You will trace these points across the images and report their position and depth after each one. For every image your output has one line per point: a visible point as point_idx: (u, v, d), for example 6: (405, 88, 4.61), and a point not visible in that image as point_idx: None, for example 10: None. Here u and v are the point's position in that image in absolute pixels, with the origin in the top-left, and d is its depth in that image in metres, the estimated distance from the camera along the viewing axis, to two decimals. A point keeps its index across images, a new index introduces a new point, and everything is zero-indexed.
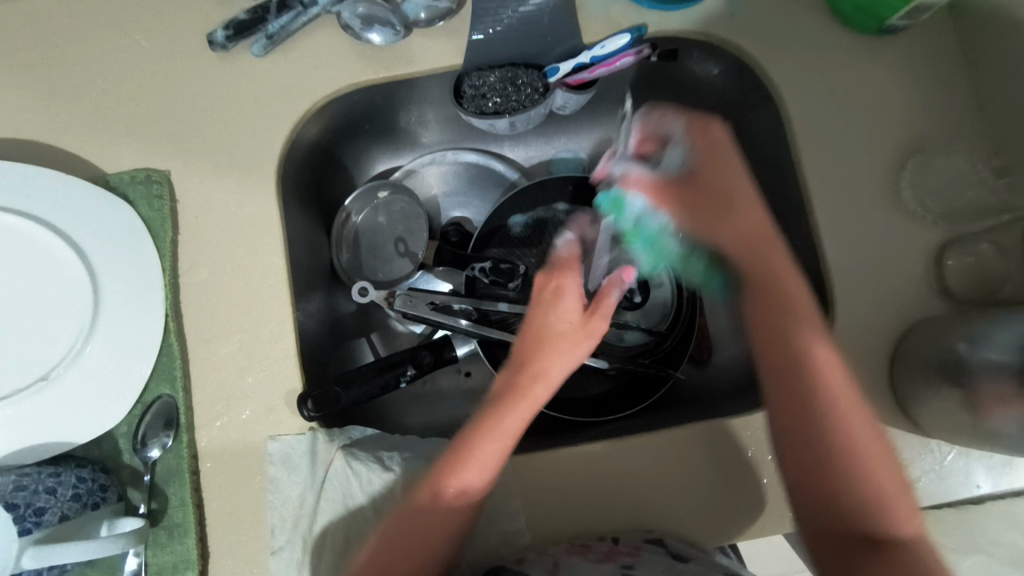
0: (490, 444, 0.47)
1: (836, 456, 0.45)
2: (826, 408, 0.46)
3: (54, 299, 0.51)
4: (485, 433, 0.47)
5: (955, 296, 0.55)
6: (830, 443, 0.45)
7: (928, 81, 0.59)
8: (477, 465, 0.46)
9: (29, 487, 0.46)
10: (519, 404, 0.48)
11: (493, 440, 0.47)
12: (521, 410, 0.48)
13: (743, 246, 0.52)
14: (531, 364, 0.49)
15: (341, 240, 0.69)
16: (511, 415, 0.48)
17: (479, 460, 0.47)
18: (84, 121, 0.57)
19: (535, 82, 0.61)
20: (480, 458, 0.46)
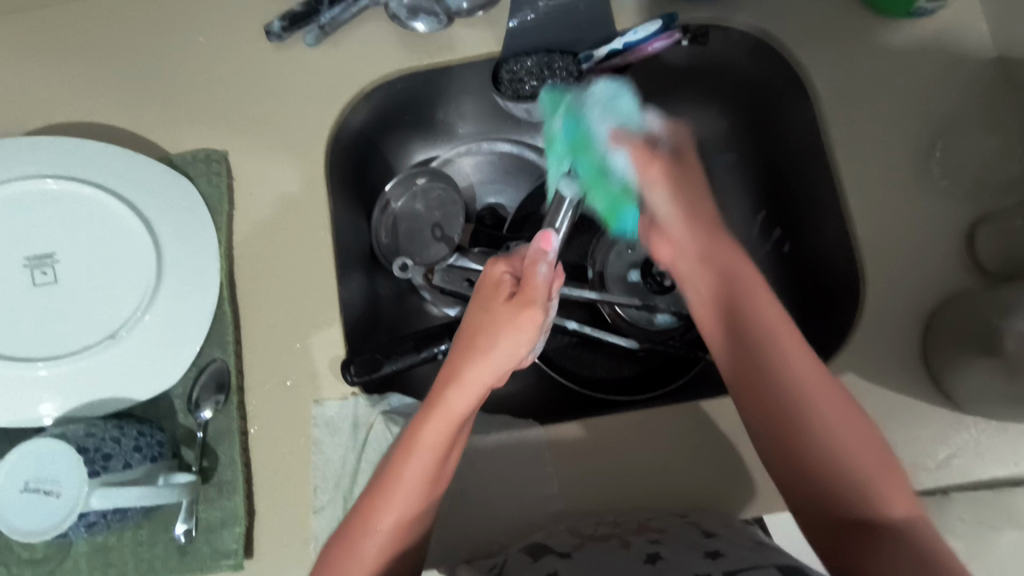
0: (422, 454, 0.46)
1: (806, 426, 0.44)
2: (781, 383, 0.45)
3: (121, 265, 0.55)
4: (418, 442, 0.46)
5: (988, 271, 0.55)
6: (800, 410, 0.45)
7: (957, 63, 0.60)
8: (405, 486, 0.46)
9: (97, 435, 0.49)
10: (447, 414, 0.46)
11: (426, 449, 0.46)
12: (450, 420, 0.46)
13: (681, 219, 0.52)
14: (458, 370, 0.46)
15: (380, 224, 0.72)
16: (444, 422, 0.46)
17: (416, 464, 0.46)
18: (151, 106, 0.62)
19: (570, 66, 0.64)
20: (407, 482, 0.46)
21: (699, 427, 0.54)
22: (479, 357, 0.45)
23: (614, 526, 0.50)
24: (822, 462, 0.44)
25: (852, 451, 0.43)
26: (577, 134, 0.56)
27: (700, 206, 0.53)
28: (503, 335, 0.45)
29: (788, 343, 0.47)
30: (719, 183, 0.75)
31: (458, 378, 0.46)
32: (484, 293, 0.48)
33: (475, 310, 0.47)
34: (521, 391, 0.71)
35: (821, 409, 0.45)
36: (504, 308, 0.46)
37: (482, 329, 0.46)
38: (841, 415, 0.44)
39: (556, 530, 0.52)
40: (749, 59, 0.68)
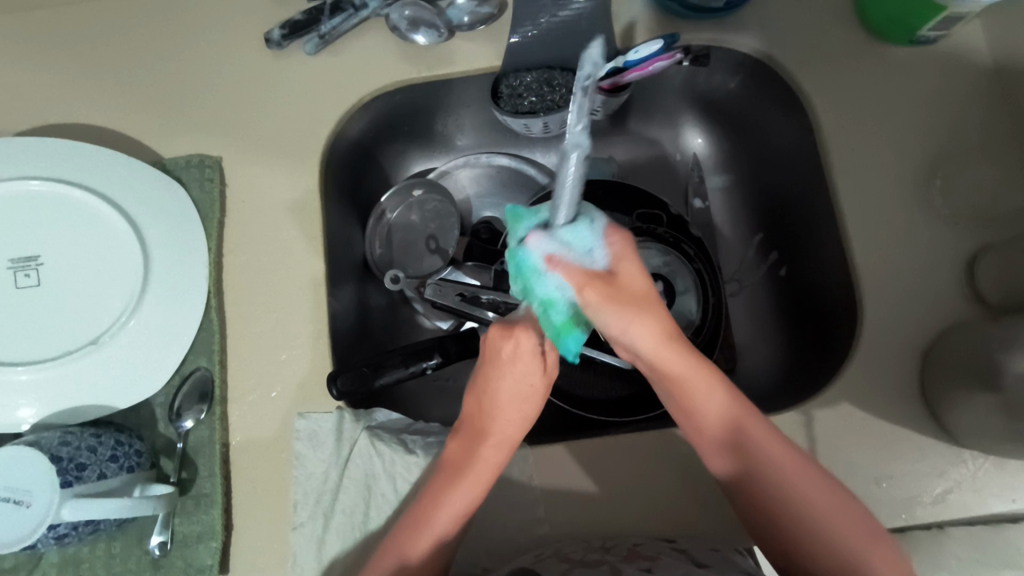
0: (446, 510, 0.48)
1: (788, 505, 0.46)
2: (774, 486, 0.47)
3: (107, 271, 0.54)
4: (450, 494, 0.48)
5: (988, 303, 0.54)
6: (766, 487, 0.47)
7: (961, 93, 0.60)
8: (443, 513, 0.48)
9: (72, 443, 0.48)
10: (474, 452, 0.49)
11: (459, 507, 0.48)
12: (485, 469, 0.48)
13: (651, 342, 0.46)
14: (484, 416, 0.49)
15: (375, 234, 0.71)
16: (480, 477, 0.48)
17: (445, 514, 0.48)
18: (147, 110, 0.62)
19: (570, 84, 0.65)
20: (445, 505, 0.48)
21: (690, 454, 0.53)
22: (499, 401, 0.48)
23: (604, 552, 0.49)
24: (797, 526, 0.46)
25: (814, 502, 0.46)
26: (522, 271, 0.44)
27: (653, 330, 0.44)
28: (517, 386, 0.48)
29: (758, 440, 0.47)
30: (716, 208, 0.76)
31: (485, 420, 0.49)
32: (488, 356, 0.49)
33: (488, 364, 0.49)
34: None
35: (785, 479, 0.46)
36: (518, 364, 0.48)
37: (488, 396, 0.49)
38: (805, 483, 0.46)
39: (542, 555, 0.50)
40: (749, 81, 0.67)
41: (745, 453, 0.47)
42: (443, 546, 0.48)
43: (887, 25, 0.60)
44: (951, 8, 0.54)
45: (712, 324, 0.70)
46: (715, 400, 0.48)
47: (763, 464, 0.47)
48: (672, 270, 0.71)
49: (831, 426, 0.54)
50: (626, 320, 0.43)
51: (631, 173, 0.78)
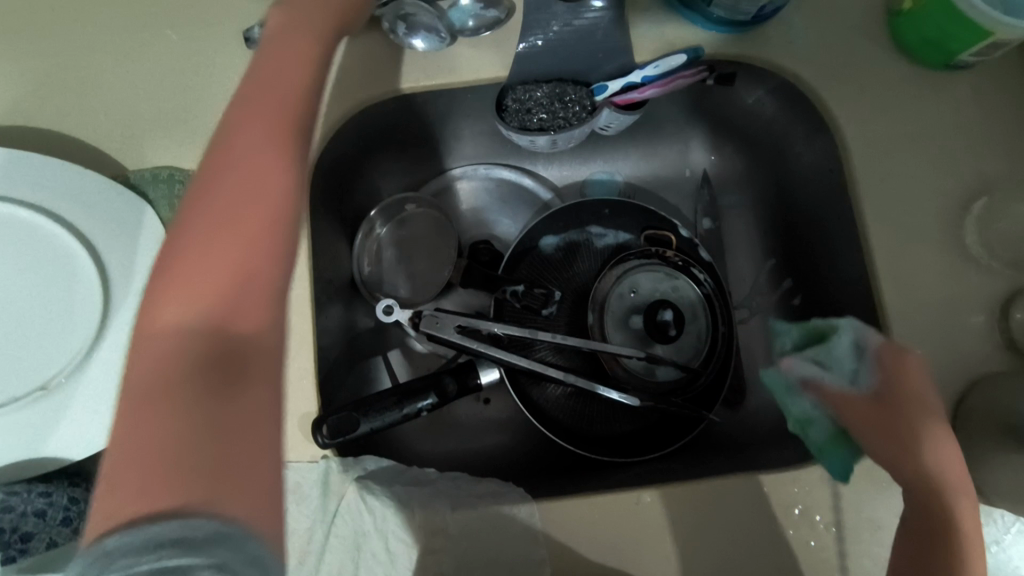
0: (188, 257, 0.34)
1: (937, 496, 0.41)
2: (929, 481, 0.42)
3: (62, 304, 0.48)
4: (175, 292, 0.34)
5: (1022, 351, 0.51)
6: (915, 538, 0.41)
7: (996, 123, 0.56)
8: (183, 284, 0.34)
9: (17, 507, 0.44)
10: (204, 192, 0.36)
11: (155, 347, 0.32)
12: (207, 220, 0.35)
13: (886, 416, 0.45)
14: (201, 190, 0.36)
15: (364, 251, 0.66)
16: (196, 301, 0.33)
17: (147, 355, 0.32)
18: (109, 114, 0.55)
19: (582, 100, 0.60)
20: (185, 280, 0.34)
21: (709, 509, 0.49)
22: (221, 162, 0.37)
23: None
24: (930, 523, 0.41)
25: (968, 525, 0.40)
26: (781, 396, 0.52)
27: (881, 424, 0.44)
28: (246, 133, 0.38)
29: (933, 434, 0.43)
30: (727, 229, 0.73)
31: (201, 202, 0.36)
32: (217, 140, 0.39)
33: (251, 97, 0.40)
34: (512, 441, 0.65)
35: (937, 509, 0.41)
36: (250, 123, 0.38)
37: (249, 130, 0.38)
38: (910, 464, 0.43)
39: None
40: (770, 100, 0.63)
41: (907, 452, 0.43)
42: (171, 353, 0.32)
43: (924, 47, 0.56)
44: (998, 35, 0.49)
45: (721, 354, 0.65)
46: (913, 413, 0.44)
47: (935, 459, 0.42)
48: (681, 295, 0.68)
49: (858, 481, 0.50)
50: (891, 445, 0.44)
51: (639, 189, 0.74)
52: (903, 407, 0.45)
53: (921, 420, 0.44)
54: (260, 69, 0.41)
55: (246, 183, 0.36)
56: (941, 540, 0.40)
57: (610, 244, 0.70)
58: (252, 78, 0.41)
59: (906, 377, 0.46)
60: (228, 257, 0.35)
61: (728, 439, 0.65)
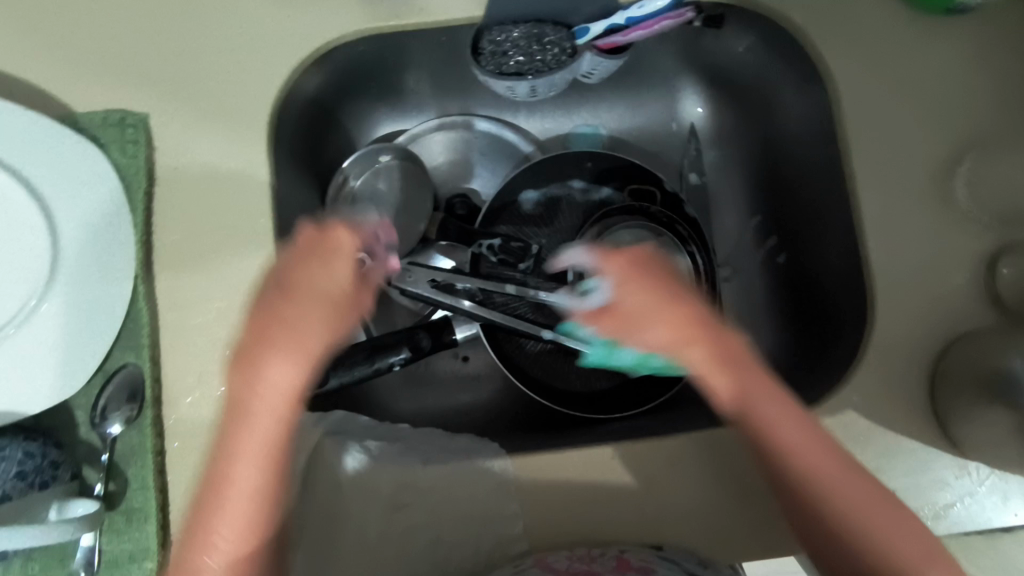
0: (262, 418, 0.41)
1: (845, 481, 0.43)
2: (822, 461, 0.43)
3: (10, 253, 0.46)
4: (250, 414, 0.41)
5: (1007, 307, 0.50)
6: (807, 474, 0.43)
7: (992, 72, 0.54)
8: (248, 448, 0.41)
9: None
10: (255, 382, 0.41)
11: (242, 479, 0.41)
12: (255, 432, 0.41)
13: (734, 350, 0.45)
14: (255, 358, 0.41)
15: (336, 204, 0.63)
16: (293, 359, 0.41)
17: (246, 464, 0.41)
18: (55, 52, 0.51)
19: (562, 42, 0.56)
20: (256, 424, 0.41)
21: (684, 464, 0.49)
22: (269, 329, 0.41)
23: (589, 562, 0.45)
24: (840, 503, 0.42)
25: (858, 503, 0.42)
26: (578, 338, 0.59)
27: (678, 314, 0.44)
28: (313, 269, 0.43)
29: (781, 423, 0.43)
30: (714, 184, 0.70)
31: (267, 336, 0.41)
32: (267, 293, 0.42)
33: (302, 263, 0.43)
34: (490, 399, 0.65)
35: (827, 488, 0.42)
36: (303, 266, 0.43)
37: (318, 267, 0.43)
38: (816, 449, 0.43)
39: (523, 568, 0.46)
40: (758, 47, 0.61)
41: (779, 428, 0.43)
42: (262, 489, 0.41)
43: None
44: None
45: None
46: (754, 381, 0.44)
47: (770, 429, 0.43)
48: (665, 252, 0.65)
49: (833, 434, 0.50)
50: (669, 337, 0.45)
51: (622, 144, 0.70)
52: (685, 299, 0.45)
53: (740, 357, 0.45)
54: (289, 264, 0.43)
55: (307, 274, 0.42)
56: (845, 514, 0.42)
57: (594, 199, 0.67)
58: (309, 241, 0.44)
59: None
60: (268, 432, 0.41)
61: None
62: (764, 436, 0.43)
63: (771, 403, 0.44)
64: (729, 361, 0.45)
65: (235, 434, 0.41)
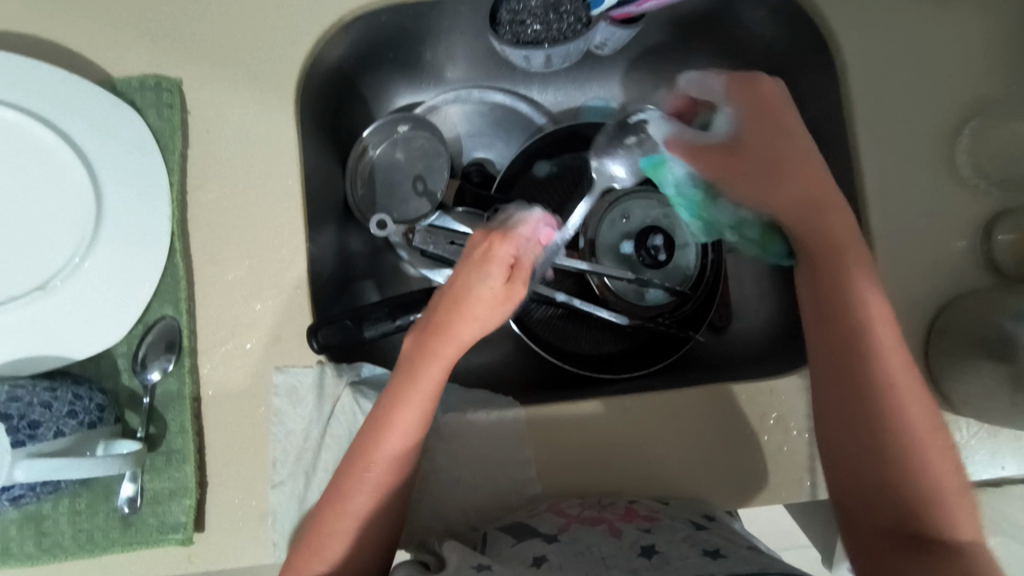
0: (372, 469, 0.44)
1: (897, 443, 0.42)
2: (886, 401, 0.42)
3: (55, 210, 0.49)
4: (375, 451, 0.44)
5: (1001, 271, 0.52)
6: (849, 403, 0.43)
7: (993, 43, 0.56)
8: (358, 495, 0.43)
9: (23, 399, 0.44)
10: (386, 424, 0.44)
11: (349, 513, 0.43)
12: (384, 460, 0.44)
13: (780, 188, 0.48)
14: (388, 411, 0.44)
15: (356, 173, 0.66)
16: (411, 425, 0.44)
17: (369, 478, 0.44)
18: (92, 19, 0.54)
19: (578, 11, 0.58)
20: (376, 464, 0.44)
21: (689, 416, 0.52)
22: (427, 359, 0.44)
23: (600, 510, 0.47)
24: (908, 471, 0.41)
25: (921, 437, 0.42)
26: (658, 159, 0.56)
27: (800, 178, 0.48)
28: (462, 327, 0.44)
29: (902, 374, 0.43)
30: None
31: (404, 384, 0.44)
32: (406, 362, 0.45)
33: (454, 321, 0.44)
34: (503, 361, 0.67)
35: (888, 428, 0.42)
36: (443, 331, 0.44)
37: (446, 341, 0.44)
38: (911, 396, 0.42)
39: (537, 510, 0.48)
40: (767, 19, 0.62)
41: (901, 386, 0.42)
42: (362, 534, 0.44)
43: None
44: None
45: (709, 281, 0.66)
46: (860, 312, 0.44)
47: (892, 387, 0.42)
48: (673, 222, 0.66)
49: None
50: (763, 180, 0.49)
51: None
52: (756, 150, 0.49)
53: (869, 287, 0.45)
54: (450, 293, 0.44)
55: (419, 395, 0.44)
56: (918, 496, 0.41)
57: None
58: (460, 303, 0.44)
59: (761, 104, 0.50)
60: (384, 465, 0.44)
61: (715, 360, 0.67)
62: (886, 396, 0.42)
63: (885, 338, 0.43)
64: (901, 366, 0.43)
65: (354, 475, 0.44)
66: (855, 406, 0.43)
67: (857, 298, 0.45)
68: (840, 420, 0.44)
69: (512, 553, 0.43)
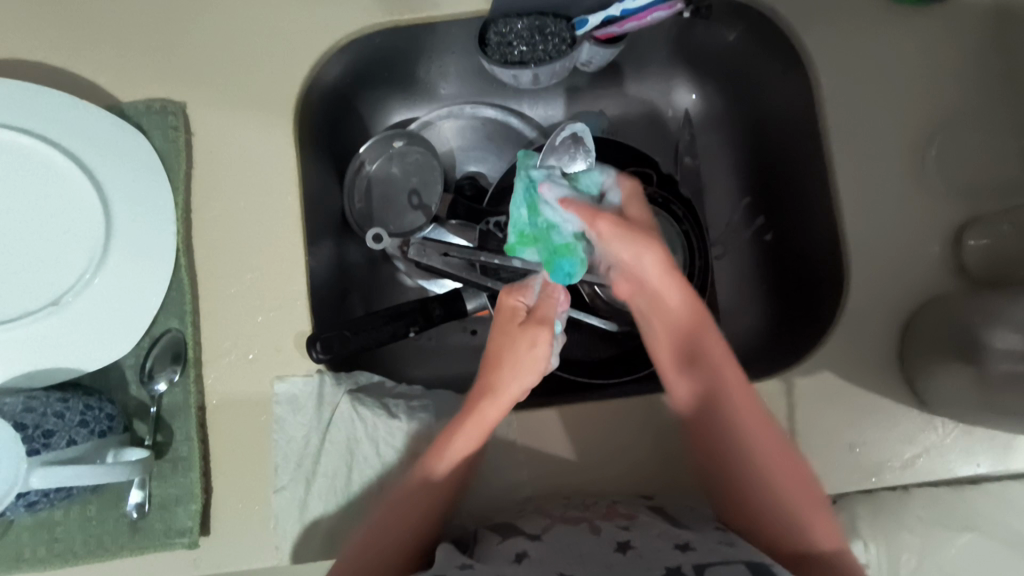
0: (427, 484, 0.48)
1: (752, 470, 0.48)
2: (735, 429, 0.48)
3: (66, 229, 0.51)
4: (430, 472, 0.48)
5: (971, 275, 0.54)
6: (708, 452, 0.49)
7: (961, 57, 0.58)
8: (415, 503, 0.47)
9: (37, 409, 0.46)
10: (439, 456, 0.48)
11: (405, 526, 0.47)
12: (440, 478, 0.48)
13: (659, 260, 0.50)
14: (444, 443, 0.49)
15: (353, 188, 0.68)
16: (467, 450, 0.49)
17: (424, 493, 0.48)
18: (100, 46, 0.57)
19: (563, 33, 0.61)
20: (431, 484, 0.48)
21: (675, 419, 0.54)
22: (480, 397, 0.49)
23: (583, 510, 0.49)
24: (769, 492, 0.47)
25: (775, 466, 0.47)
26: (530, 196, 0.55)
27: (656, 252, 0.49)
28: (506, 372, 0.49)
29: (741, 410, 0.49)
30: (707, 167, 0.73)
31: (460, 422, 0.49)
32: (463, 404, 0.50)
33: (497, 366, 0.49)
34: None
35: (740, 458, 0.48)
36: (490, 373, 0.49)
37: (497, 383, 0.49)
38: (755, 423, 0.48)
39: (526, 511, 0.51)
40: (746, 35, 0.65)
41: (744, 430, 0.48)
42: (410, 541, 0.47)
43: None
44: None
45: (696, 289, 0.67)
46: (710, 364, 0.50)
47: (736, 423, 0.48)
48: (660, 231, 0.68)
49: (810, 392, 0.54)
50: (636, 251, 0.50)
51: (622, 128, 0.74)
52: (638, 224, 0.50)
53: (716, 352, 0.51)
54: (496, 342, 0.50)
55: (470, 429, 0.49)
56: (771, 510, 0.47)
57: None
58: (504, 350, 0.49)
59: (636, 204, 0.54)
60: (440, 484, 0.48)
61: None
62: (732, 431, 0.48)
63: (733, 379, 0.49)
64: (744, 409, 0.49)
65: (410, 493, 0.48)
66: (707, 437, 0.49)
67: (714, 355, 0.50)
68: (708, 466, 0.50)
69: (496, 549, 0.45)
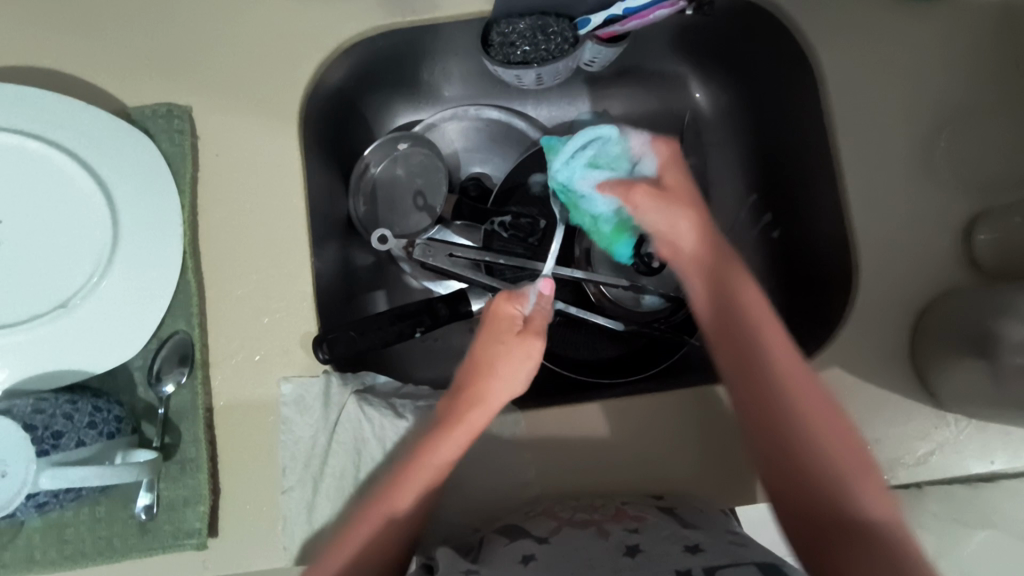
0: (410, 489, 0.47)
1: (803, 438, 0.45)
2: (794, 396, 0.45)
3: (75, 232, 0.52)
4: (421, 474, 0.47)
5: (982, 270, 0.54)
6: (768, 425, 0.45)
7: (967, 50, 0.58)
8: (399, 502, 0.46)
9: (47, 411, 0.46)
10: (428, 461, 0.47)
11: (383, 530, 0.46)
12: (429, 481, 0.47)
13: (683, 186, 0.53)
14: (428, 446, 0.47)
15: (359, 190, 0.69)
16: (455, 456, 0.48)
17: (406, 498, 0.47)
18: (107, 52, 0.57)
19: (565, 32, 0.61)
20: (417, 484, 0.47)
21: (682, 417, 0.53)
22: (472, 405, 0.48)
23: (591, 511, 0.49)
24: (824, 467, 0.44)
25: (829, 441, 0.44)
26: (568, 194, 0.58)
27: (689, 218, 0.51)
28: (496, 382, 0.48)
29: (788, 369, 0.46)
30: (711, 164, 0.73)
31: (448, 425, 0.48)
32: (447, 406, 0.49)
33: (486, 376, 0.49)
34: None
35: (789, 428, 0.45)
36: (484, 381, 0.49)
37: (488, 389, 0.48)
38: (806, 390, 0.46)
39: (533, 513, 0.50)
40: (748, 33, 0.65)
41: (796, 395, 0.45)
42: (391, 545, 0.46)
43: None
44: None
45: None
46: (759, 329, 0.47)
47: (793, 386, 0.46)
48: None
49: None
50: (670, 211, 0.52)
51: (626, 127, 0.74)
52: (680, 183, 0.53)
53: (753, 306, 0.48)
54: (487, 350, 0.50)
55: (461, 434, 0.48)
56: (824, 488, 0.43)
57: None
58: (495, 357, 0.49)
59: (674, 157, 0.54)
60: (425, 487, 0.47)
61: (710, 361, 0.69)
62: (789, 395, 0.45)
63: (777, 339, 0.47)
64: (794, 376, 0.46)
65: (398, 494, 0.47)
66: (763, 406, 0.45)
67: (754, 312, 0.48)
68: (763, 437, 0.46)
69: (503, 550, 0.45)
